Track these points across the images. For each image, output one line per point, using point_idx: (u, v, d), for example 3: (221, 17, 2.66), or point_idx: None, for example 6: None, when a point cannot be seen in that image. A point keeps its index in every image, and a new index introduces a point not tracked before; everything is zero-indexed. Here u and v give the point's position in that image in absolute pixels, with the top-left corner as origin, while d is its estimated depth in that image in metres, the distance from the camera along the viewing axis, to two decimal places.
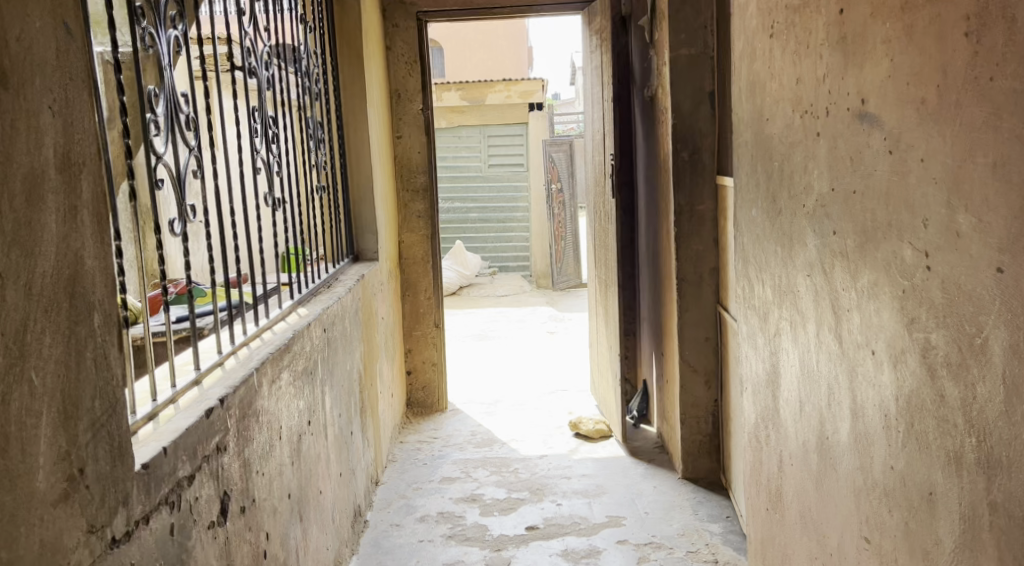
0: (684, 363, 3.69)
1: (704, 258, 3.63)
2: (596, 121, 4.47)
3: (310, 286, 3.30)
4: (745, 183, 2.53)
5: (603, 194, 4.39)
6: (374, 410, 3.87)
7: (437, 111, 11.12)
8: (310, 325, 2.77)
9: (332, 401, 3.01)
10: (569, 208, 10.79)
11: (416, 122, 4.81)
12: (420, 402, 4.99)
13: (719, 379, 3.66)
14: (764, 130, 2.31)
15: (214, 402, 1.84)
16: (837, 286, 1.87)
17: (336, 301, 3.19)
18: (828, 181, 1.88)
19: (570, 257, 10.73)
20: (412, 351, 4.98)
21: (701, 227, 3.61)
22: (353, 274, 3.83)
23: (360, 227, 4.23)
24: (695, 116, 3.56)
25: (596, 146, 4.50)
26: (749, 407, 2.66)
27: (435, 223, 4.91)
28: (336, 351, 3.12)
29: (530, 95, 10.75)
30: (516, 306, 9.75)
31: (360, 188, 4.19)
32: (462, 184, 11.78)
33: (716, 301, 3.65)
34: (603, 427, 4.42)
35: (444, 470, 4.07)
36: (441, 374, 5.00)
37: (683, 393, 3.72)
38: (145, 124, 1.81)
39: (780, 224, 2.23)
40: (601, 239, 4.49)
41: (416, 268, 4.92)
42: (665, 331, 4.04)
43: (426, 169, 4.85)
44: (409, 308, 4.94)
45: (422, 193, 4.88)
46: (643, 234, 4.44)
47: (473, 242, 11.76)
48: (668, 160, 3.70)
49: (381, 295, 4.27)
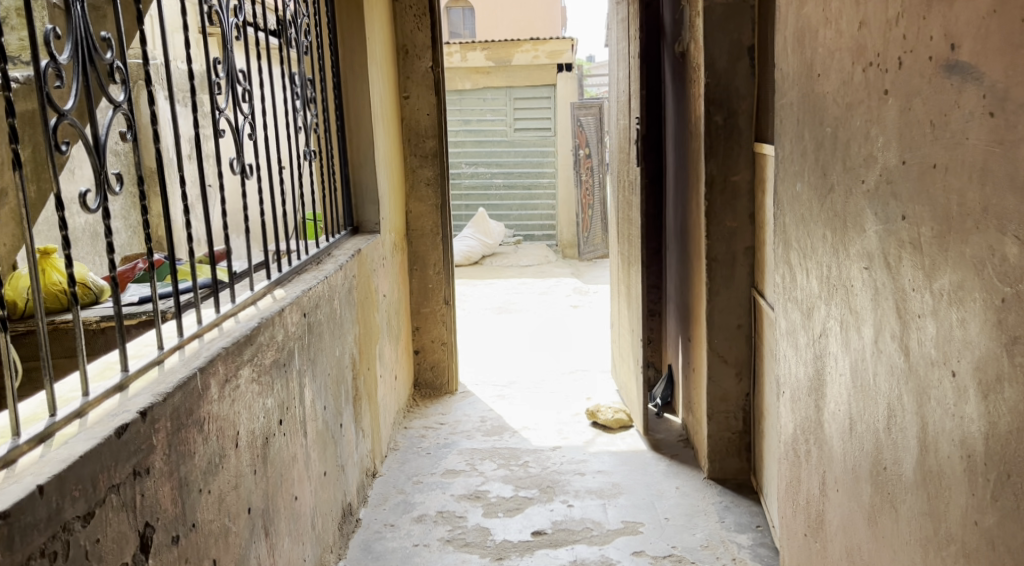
0: (713, 352, 3.32)
1: (738, 235, 3.24)
2: (621, 82, 4.07)
3: (294, 264, 2.96)
4: (788, 153, 2.13)
5: (627, 161, 3.99)
6: (371, 396, 3.55)
7: (460, 72, 10.71)
8: (284, 310, 2.44)
9: (314, 392, 2.69)
10: (598, 174, 10.39)
11: (426, 82, 4.43)
12: (428, 384, 4.69)
13: (752, 371, 3.29)
14: (813, 88, 1.92)
15: (132, 415, 1.51)
16: (905, 284, 1.49)
17: (322, 280, 2.86)
18: (898, 152, 1.50)
19: (598, 225, 10.38)
20: (420, 330, 4.65)
21: (735, 200, 3.21)
22: (349, 248, 3.50)
23: (361, 196, 3.90)
24: (732, 74, 3.15)
25: (620, 110, 4.10)
26: (787, 414, 2.29)
27: (445, 191, 4.56)
28: (320, 337, 2.80)
29: (559, 55, 10.33)
30: (540, 277, 9.40)
31: (360, 154, 3.84)
32: (486, 149, 11.32)
33: (751, 284, 3.27)
34: (623, 416, 4.07)
35: (448, 461, 3.74)
36: (452, 354, 4.69)
37: (711, 386, 3.35)
38: (40, 71, 1.45)
39: (832, 203, 1.84)
40: (624, 212, 4.11)
41: (425, 240, 4.57)
42: (693, 315, 3.66)
43: (436, 133, 4.49)
44: (416, 283, 4.61)
45: (432, 160, 4.52)
46: (671, 207, 4.05)
47: (497, 210, 11.32)
48: (700, 125, 3.29)
49: (383, 270, 3.94)
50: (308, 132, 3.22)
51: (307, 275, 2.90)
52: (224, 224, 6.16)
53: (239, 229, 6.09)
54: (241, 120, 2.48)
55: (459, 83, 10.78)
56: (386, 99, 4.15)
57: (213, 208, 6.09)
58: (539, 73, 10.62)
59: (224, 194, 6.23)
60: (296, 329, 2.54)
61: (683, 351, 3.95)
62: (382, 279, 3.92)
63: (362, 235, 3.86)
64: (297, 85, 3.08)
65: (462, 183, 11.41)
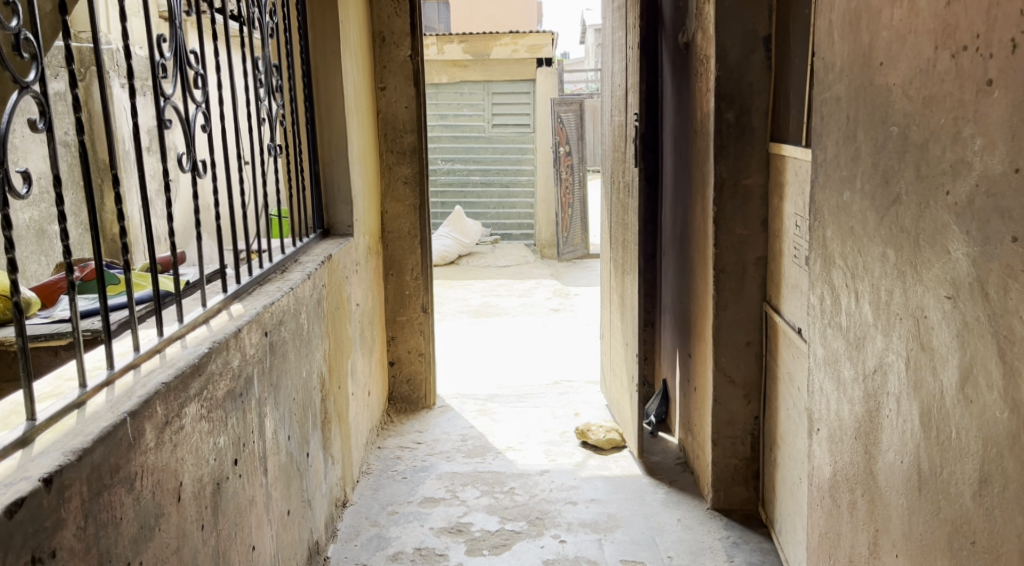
0: (720, 373, 3.03)
1: (749, 245, 2.94)
2: (616, 76, 3.76)
3: (255, 273, 2.62)
4: (832, 156, 1.83)
5: (622, 161, 3.68)
6: (341, 418, 3.21)
7: (437, 65, 10.34)
8: (241, 331, 2.09)
9: (276, 422, 2.36)
10: (577, 172, 10.09)
11: (404, 72, 4.10)
12: (404, 398, 4.37)
13: (762, 393, 3.00)
14: (872, 80, 1.62)
15: (33, 485, 1.17)
16: (1015, 324, 1.19)
17: (286, 293, 2.52)
18: (1006, 158, 1.20)
19: (578, 224, 10.08)
20: (395, 340, 4.32)
21: (746, 205, 2.92)
22: (319, 254, 3.16)
23: (333, 195, 3.56)
24: (746, 66, 2.85)
25: (615, 106, 3.79)
26: (822, 455, 1.99)
27: (424, 190, 4.22)
28: (283, 359, 2.46)
29: (539, 49, 10.01)
30: (518, 278, 9.10)
31: (332, 148, 3.51)
32: (463, 145, 10.98)
33: (762, 298, 2.97)
34: (615, 437, 3.77)
35: (426, 489, 3.42)
36: (430, 366, 4.37)
37: (717, 409, 3.05)
38: None
39: (897, 217, 1.54)
40: (618, 215, 3.81)
41: (401, 243, 4.24)
42: (695, 330, 3.36)
43: (414, 128, 4.16)
44: (392, 289, 4.27)
45: (410, 156, 4.18)
46: (669, 211, 3.75)
47: (474, 208, 11.04)
48: (708, 123, 2.99)
49: (356, 277, 3.60)
50: (271, 126, 2.88)
51: (270, 287, 2.56)
52: (187, 222, 5.82)
53: (202, 226, 5.75)
54: (194, 110, 2.14)
55: (436, 76, 10.40)
56: (361, 90, 3.81)
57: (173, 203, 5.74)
58: (519, 67, 10.28)
59: (186, 189, 5.88)
60: (255, 352, 2.20)
61: (681, 367, 3.66)
62: (355, 288, 3.59)
63: (334, 238, 3.52)
64: (260, 71, 2.74)
65: (438, 180, 11.07)
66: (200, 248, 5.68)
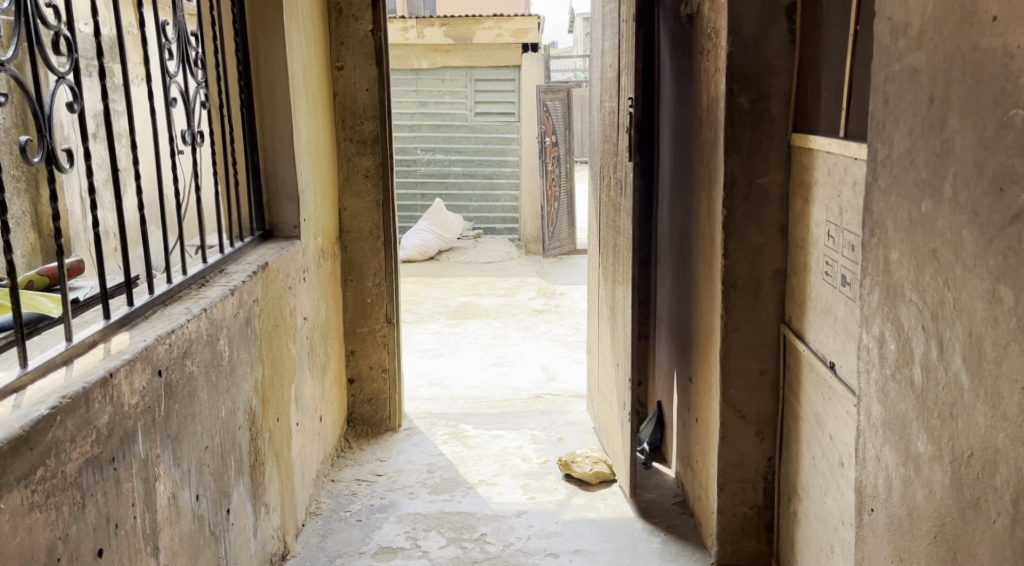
0: (728, 407, 2.55)
1: (765, 255, 2.46)
2: (606, 55, 3.28)
3: (160, 290, 2.13)
4: (901, 153, 1.34)
5: (611, 155, 3.22)
6: (278, 457, 2.71)
7: (417, 50, 9.81)
8: (116, 374, 1.60)
9: (175, 483, 1.86)
10: (564, 163, 9.61)
11: (364, 50, 3.64)
12: (365, 419, 3.88)
13: (778, 431, 2.52)
14: (975, 46, 1.14)
15: None
16: None
17: (195, 316, 2.04)
18: None
19: (564, 218, 9.60)
20: (356, 354, 3.83)
21: (762, 209, 2.44)
22: (251, 262, 2.67)
23: (277, 190, 3.08)
24: (764, 42, 2.36)
25: (604, 90, 3.32)
26: (876, 547, 1.51)
27: (387, 184, 3.75)
28: (188, 401, 1.96)
29: (524, 34, 9.51)
30: (501, 276, 8.61)
31: (275, 136, 3.04)
32: (445, 134, 10.39)
33: (781, 319, 2.49)
34: (604, 469, 3.28)
35: (382, 535, 2.93)
36: (395, 384, 3.89)
37: (724, 449, 2.58)
38: None
39: (1019, 243, 1.05)
40: (607, 216, 3.33)
41: (361, 245, 3.76)
42: (696, 352, 2.89)
43: (375, 114, 3.70)
44: (351, 297, 3.79)
45: (370, 146, 3.71)
46: (665, 212, 3.29)
47: (456, 200, 10.50)
48: (716, 108, 2.52)
49: (303, 287, 3.12)
50: (187, 109, 2.38)
51: (176, 307, 2.08)
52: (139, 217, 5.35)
53: (154, 219, 5.24)
54: (53, 83, 1.65)
55: (415, 61, 9.87)
56: (311, 69, 3.35)
57: (124, 194, 5.23)
58: (503, 53, 9.77)
59: (140, 179, 5.37)
60: (143, 399, 1.71)
61: (679, 392, 3.19)
62: (302, 300, 3.10)
63: (275, 242, 3.04)
64: (168, 41, 2.24)
65: (418, 171, 10.48)
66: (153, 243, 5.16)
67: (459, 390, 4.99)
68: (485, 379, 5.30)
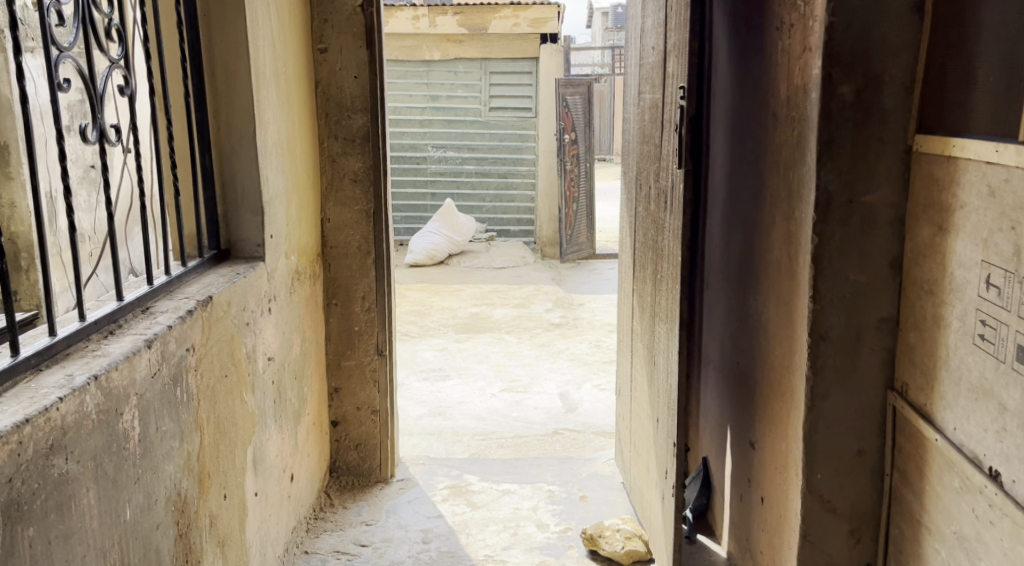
0: (812, 498, 1.92)
1: (866, 300, 1.84)
2: (647, 34, 2.65)
3: (34, 347, 1.53)
4: None
5: (653, 158, 2.59)
6: (223, 545, 2.10)
7: (430, 39, 9.22)
8: None
9: None
10: (584, 161, 9.02)
11: (352, 29, 3.03)
12: (351, 469, 3.28)
13: (880, 532, 1.89)
14: None
15: None
16: None
17: (73, 390, 1.43)
18: None
19: (584, 221, 9.01)
20: (340, 391, 3.23)
21: (866, 238, 1.82)
22: (189, 295, 2.06)
23: (236, 199, 2.47)
24: (879, 11, 1.73)
25: (644, 79, 2.69)
26: None
27: (378, 190, 3.14)
28: (55, 518, 1.36)
29: (543, 23, 8.87)
30: (515, 283, 8.00)
31: (232, 133, 2.43)
32: (457, 130, 9.70)
33: (889, 383, 1.86)
34: (638, 546, 2.67)
35: None
36: (387, 427, 3.28)
37: (806, 554, 1.94)
38: None
39: None
40: (645, 232, 2.71)
41: (348, 262, 3.16)
42: (763, 412, 2.27)
43: (365, 106, 3.08)
44: (336, 323, 3.19)
45: (359, 145, 3.11)
46: (720, 227, 2.67)
47: (468, 201, 9.84)
48: (802, 102, 1.89)
49: (267, 319, 2.51)
50: (89, 97, 1.77)
51: (51, 375, 1.47)
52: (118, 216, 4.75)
53: (133, 221, 4.59)
54: None
55: (427, 52, 9.27)
56: (285, 52, 2.74)
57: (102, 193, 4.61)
58: (520, 44, 9.15)
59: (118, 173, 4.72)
60: None
61: (734, 454, 2.56)
62: (264, 336, 2.49)
63: (231, 265, 2.42)
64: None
65: (428, 169, 9.79)
66: (132, 248, 4.50)
67: (464, 424, 4.37)
68: (495, 408, 4.68)
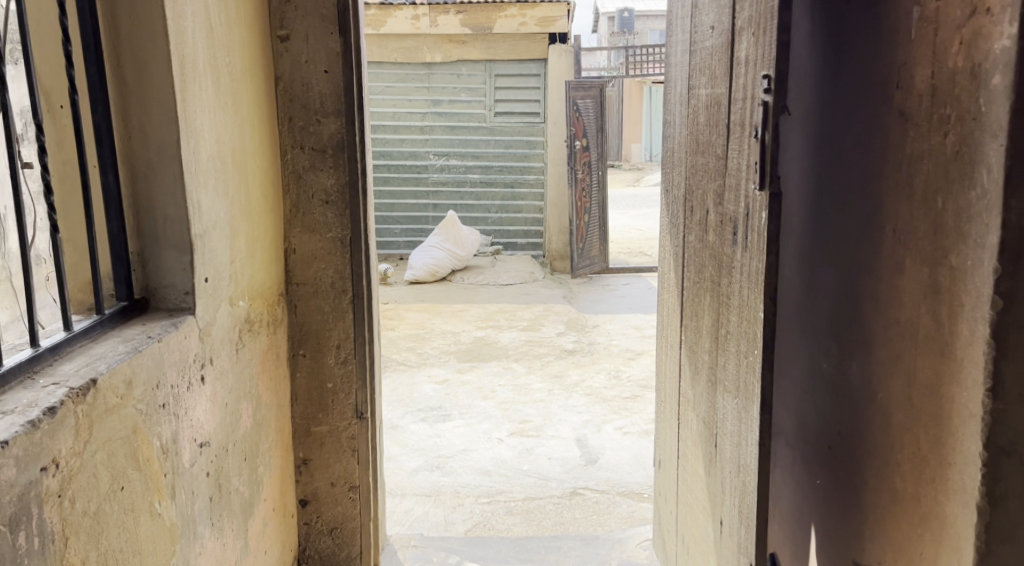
0: None
1: None
2: (703, 9, 2.02)
3: None
4: None
5: (712, 172, 1.95)
6: None
7: (431, 40, 8.61)
8: None
9: None
10: (597, 169, 8.34)
11: (320, 11, 2.40)
12: (324, 559, 2.65)
13: None
14: None
15: None
16: None
17: None
18: None
19: (596, 233, 8.39)
20: (309, 464, 2.60)
21: None
22: (59, 379, 1.42)
23: (155, 232, 1.83)
24: None
25: (699, 69, 2.05)
26: None
27: (356, 213, 2.51)
28: None
29: (551, 22, 8.23)
30: (523, 302, 7.36)
31: (146, 143, 1.79)
32: (461, 137, 9.06)
33: None
34: None
35: None
36: (369, 508, 2.65)
37: None
38: None
39: None
40: (700, 271, 2.07)
41: (318, 303, 2.52)
42: (879, 530, 1.61)
43: (338, 109, 2.44)
44: (304, 379, 2.55)
45: (330, 158, 2.47)
46: (798, 264, 2.02)
47: (473, 212, 9.18)
48: (970, 94, 1.25)
49: (199, 392, 1.88)
50: None
51: None
52: None
53: None
54: None
55: (427, 54, 8.65)
56: (229, 38, 2.11)
57: None
58: (527, 44, 8.53)
59: None
60: None
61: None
62: (196, 415, 1.86)
63: (145, 322, 1.78)
64: None
65: (429, 178, 9.13)
66: None
67: (467, 480, 3.73)
68: (503, 459, 4.02)
